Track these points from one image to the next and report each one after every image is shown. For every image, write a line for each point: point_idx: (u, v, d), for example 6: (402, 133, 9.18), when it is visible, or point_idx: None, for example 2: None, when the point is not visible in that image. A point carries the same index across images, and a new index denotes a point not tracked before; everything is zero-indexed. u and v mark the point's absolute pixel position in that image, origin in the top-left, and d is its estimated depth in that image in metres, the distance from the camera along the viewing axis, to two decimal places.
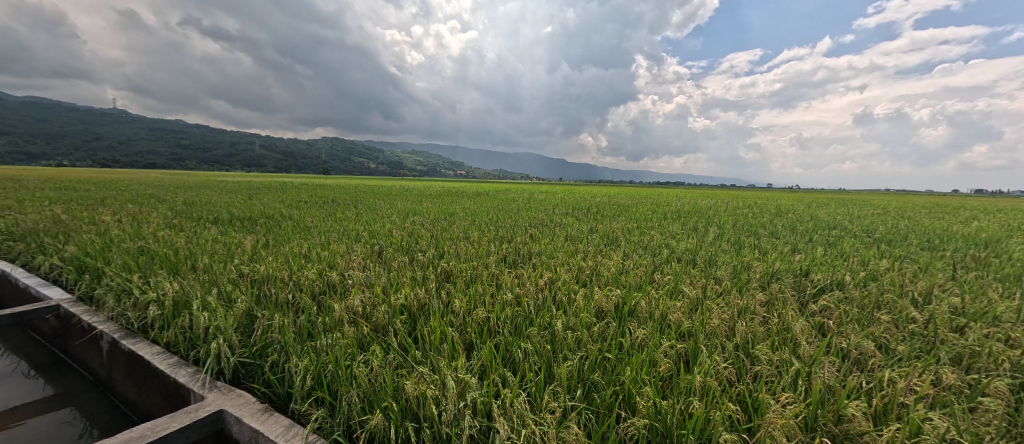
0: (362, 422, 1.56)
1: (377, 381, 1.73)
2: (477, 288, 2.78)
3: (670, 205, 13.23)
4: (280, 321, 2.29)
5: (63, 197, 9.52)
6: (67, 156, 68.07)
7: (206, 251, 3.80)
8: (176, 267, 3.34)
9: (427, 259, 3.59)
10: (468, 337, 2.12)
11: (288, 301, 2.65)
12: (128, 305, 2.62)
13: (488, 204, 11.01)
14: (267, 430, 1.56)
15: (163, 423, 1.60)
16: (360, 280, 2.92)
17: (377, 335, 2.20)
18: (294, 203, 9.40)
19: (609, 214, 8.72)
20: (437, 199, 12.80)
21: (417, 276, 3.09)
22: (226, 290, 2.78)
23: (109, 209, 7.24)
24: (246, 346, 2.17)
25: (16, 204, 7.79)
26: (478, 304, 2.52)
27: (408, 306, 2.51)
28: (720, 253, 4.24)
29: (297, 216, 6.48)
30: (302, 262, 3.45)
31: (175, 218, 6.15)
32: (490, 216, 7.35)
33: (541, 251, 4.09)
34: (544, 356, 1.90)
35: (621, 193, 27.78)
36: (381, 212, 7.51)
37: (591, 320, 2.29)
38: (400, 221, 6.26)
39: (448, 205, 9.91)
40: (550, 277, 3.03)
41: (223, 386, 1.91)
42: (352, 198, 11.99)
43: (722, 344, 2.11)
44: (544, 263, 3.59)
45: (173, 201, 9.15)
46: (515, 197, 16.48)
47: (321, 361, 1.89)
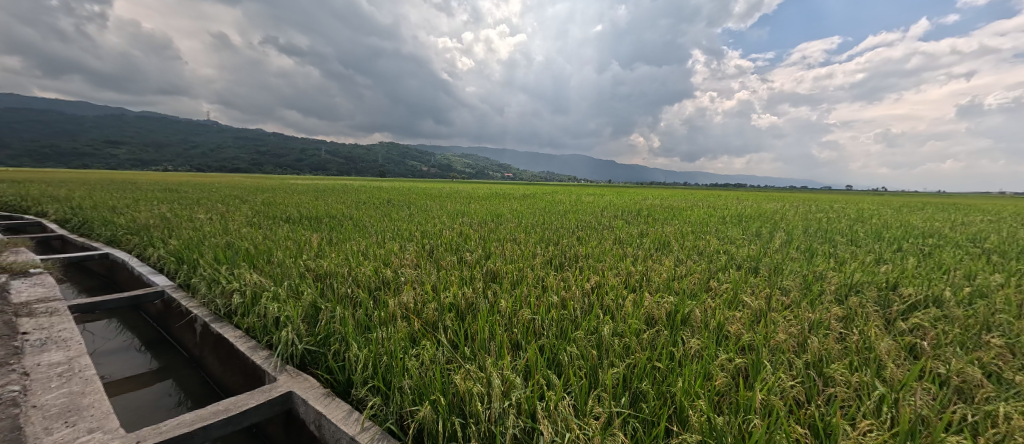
0: (412, 412, 1.64)
1: (427, 375, 1.80)
2: (523, 289, 2.79)
3: (729, 208, 12.30)
4: (341, 314, 2.47)
5: (167, 198, 11.06)
6: (172, 163, 78.89)
7: (280, 247, 4.21)
8: (255, 261, 3.73)
9: (474, 259, 3.68)
10: (514, 337, 2.14)
11: (348, 294, 2.85)
12: (218, 293, 2.99)
13: (535, 206, 11.01)
14: (329, 413, 1.69)
15: (243, 399, 1.81)
16: (412, 278, 3.07)
17: (427, 330, 2.29)
18: (354, 204, 10.09)
19: (662, 218, 8.33)
20: (484, 201, 13.04)
21: (464, 276, 3.18)
22: (295, 284, 3.06)
23: (202, 208, 8.32)
24: (312, 334, 2.36)
25: (134, 203, 9.19)
26: (524, 305, 2.54)
27: (456, 305, 2.59)
28: (786, 262, 3.88)
29: (356, 216, 6.96)
30: (361, 259, 3.70)
31: (254, 217, 6.89)
32: (536, 218, 7.36)
33: (587, 254, 4.02)
34: (591, 361, 1.86)
35: (676, 196, 26.39)
36: (432, 214, 7.82)
37: (640, 327, 2.21)
38: (449, 222, 6.48)
39: (495, 207, 10.07)
40: (596, 281, 2.97)
41: (292, 370, 2.10)
42: (406, 200, 12.62)
43: (790, 361, 1.93)
44: (591, 266, 3.52)
45: (253, 202, 10.26)
46: (562, 199, 16.35)
47: (376, 352, 2.02)
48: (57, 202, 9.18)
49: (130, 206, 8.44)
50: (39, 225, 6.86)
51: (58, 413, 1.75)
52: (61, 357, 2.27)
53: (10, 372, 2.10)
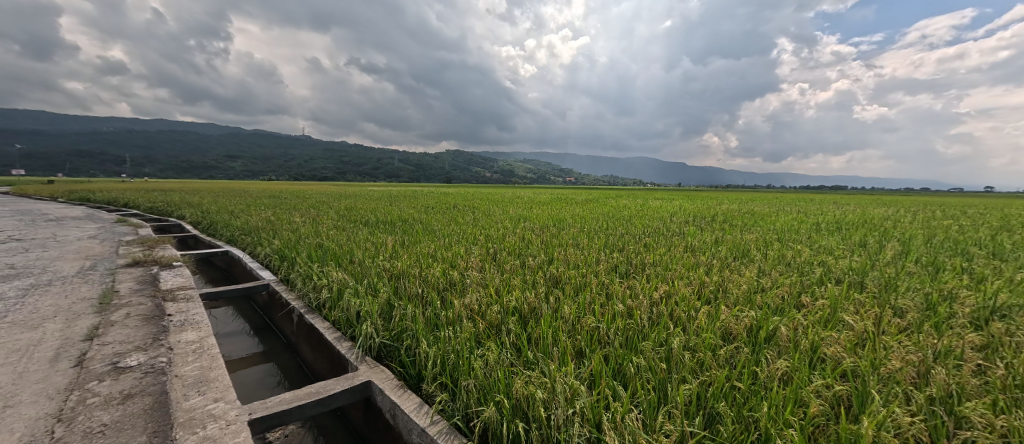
0: (478, 412, 1.68)
1: (491, 376, 1.84)
2: (586, 296, 2.73)
3: (826, 214, 10.79)
4: (412, 312, 2.65)
5: (272, 204, 12.78)
6: (273, 173, 91.11)
7: (361, 248, 4.63)
8: (340, 260, 4.15)
9: (537, 264, 3.70)
10: (577, 344, 2.10)
11: (418, 294, 3.04)
12: (311, 288, 3.38)
13: (599, 211, 10.73)
14: (402, 404, 1.81)
15: (330, 385, 2.02)
16: (477, 280, 3.18)
17: (491, 332, 2.36)
18: (422, 209, 10.74)
19: (741, 224, 7.61)
20: (547, 205, 13.03)
21: (527, 280, 3.20)
22: (373, 282, 3.34)
23: (299, 213, 9.45)
24: (387, 330, 2.55)
25: (247, 208, 10.79)
26: (587, 312, 2.49)
27: (519, 308, 2.62)
28: (902, 277, 3.31)
29: (426, 221, 7.40)
30: (430, 261, 3.92)
31: (339, 220, 7.66)
32: (599, 223, 7.18)
33: (654, 261, 3.83)
34: (661, 375, 1.76)
35: (758, 199, 23.76)
36: (495, 218, 8.02)
37: (716, 342, 2.04)
38: (511, 226, 6.59)
39: (557, 212, 10.00)
40: (665, 291, 2.80)
41: (370, 361, 2.30)
42: (471, 205, 13.10)
43: (908, 394, 1.64)
44: (660, 275, 3.33)
45: (338, 207, 11.42)
46: (628, 204, 15.74)
47: (444, 350, 2.11)
48: (192, 207, 11.10)
49: (244, 211, 9.92)
50: (179, 227, 8.36)
51: (194, 382, 2.12)
52: (195, 336, 2.74)
53: (161, 346, 2.59)
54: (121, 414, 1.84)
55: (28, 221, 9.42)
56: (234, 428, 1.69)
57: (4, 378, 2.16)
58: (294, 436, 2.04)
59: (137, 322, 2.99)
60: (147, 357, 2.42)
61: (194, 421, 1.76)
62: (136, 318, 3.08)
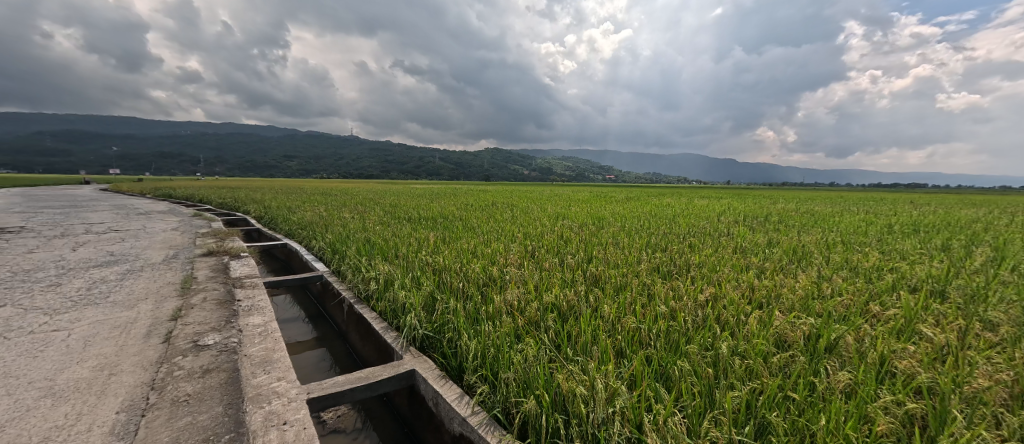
0: (517, 404, 1.71)
1: (530, 370, 1.87)
2: (627, 296, 2.68)
3: (902, 215, 9.69)
4: (454, 306, 2.73)
5: (324, 201, 13.64)
6: (324, 172, 97.16)
7: (405, 243, 4.84)
8: (386, 254, 4.36)
9: (576, 262, 3.68)
10: (617, 344, 2.08)
11: (460, 288, 3.13)
12: (360, 280, 3.58)
13: (641, 209, 10.40)
14: (444, 394, 1.89)
15: (378, 371, 2.15)
16: (516, 277, 3.22)
17: (531, 328, 2.38)
18: (462, 206, 10.99)
19: (799, 225, 7.04)
20: (586, 204, 12.83)
21: (566, 278, 3.19)
22: (417, 275, 3.48)
23: (348, 209, 10.03)
24: (430, 322, 2.65)
25: (302, 205, 11.61)
26: (628, 312, 2.44)
27: (558, 305, 2.62)
28: (994, 287, 2.91)
29: (465, 218, 7.57)
30: (470, 257, 4.01)
31: (385, 216, 8.03)
32: (641, 222, 6.97)
33: (700, 262, 3.67)
34: (706, 380, 1.70)
35: (819, 199, 21.89)
36: (533, 216, 8.03)
37: (768, 349, 1.93)
38: (550, 224, 6.57)
39: (597, 210, 9.81)
40: (712, 293, 2.68)
41: (414, 351, 2.41)
42: (509, 202, 13.18)
43: (998, 418, 1.45)
44: (706, 276, 3.19)
45: (384, 204, 11.97)
46: (672, 202, 15.10)
47: (484, 344, 2.17)
48: (256, 203, 12.13)
49: (300, 207, 10.68)
50: (245, 220, 9.17)
51: (260, 361, 2.33)
52: (260, 320, 3.01)
53: (232, 327, 2.87)
54: (201, 386, 2.07)
55: (124, 214, 10.77)
56: (295, 405, 1.85)
57: (109, 350, 2.50)
58: (346, 418, 2.19)
59: (213, 305, 3.34)
60: (221, 337, 2.70)
61: (261, 397, 1.94)
62: (211, 302, 3.44)
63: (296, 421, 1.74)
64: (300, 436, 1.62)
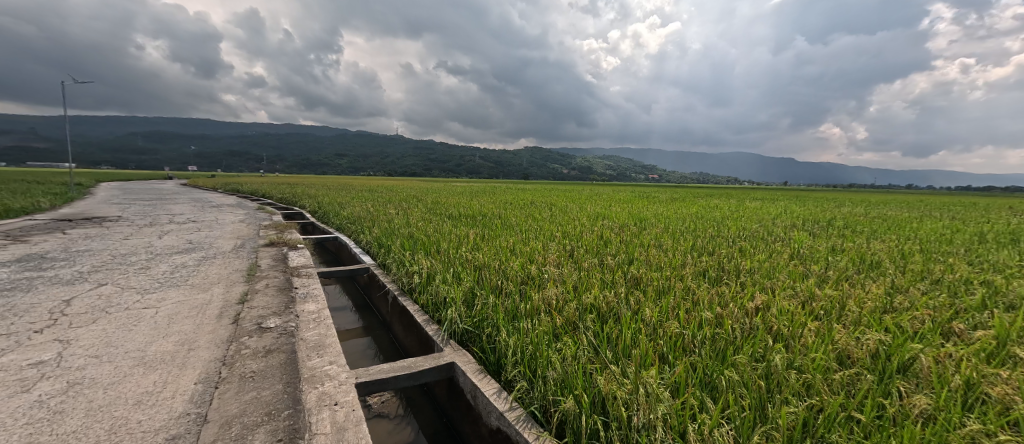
0: (555, 403, 1.71)
1: (569, 370, 1.87)
2: (670, 300, 2.59)
3: (1001, 223, 8.46)
4: (493, 303, 2.78)
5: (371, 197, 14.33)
6: (370, 169, 102.12)
7: (446, 239, 4.98)
8: (428, 249, 4.51)
9: (616, 263, 3.60)
10: (658, 348, 2.01)
11: (499, 285, 3.18)
12: (404, 274, 3.74)
13: (687, 211, 9.92)
14: (482, 388, 1.93)
15: (419, 361, 2.24)
16: (555, 276, 3.21)
17: (569, 327, 2.37)
18: (501, 205, 11.09)
19: (869, 231, 6.39)
20: (627, 204, 12.47)
21: (606, 279, 3.14)
22: (457, 271, 3.57)
23: (393, 205, 10.47)
24: (469, 316, 2.71)
25: (351, 201, 12.28)
26: (671, 317, 2.36)
27: (597, 307, 2.59)
28: None
29: (504, 216, 7.63)
30: (508, 255, 4.05)
31: (427, 213, 8.30)
32: (687, 224, 6.65)
33: (752, 268, 3.45)
34: (758, 393, 1.61)
35: (893, 202, 19.71)
36: (573, 215, 7.93)
37: (829, 365, 1.78)
38: (590, 224, 6.46)
39: (639, 211, 9.50)
40: (764, 301, 2.51)
41: (454, 344, 2.48)
42: (548, 201, 13.09)
43: None
44: (757, 283, 3.00)
45: (426, 201, 12.37)
46: (722, 204, 14.25)
47: (523, 341, 2.19)
48: (310, 199, 12.99)
49: (349, 203, 11.31)
50: (301, 214, 9.88)
51: (314, 345, 2.51)
52: (314, 307, 3.24)
53: (290, 313, 3.12)
54: (264, 365, 2.28)
55: (201, 207, 12.02)
56: (345, 387, 1.98)
57: (189, 327, 2.81)
58: (389, 404, 2.31)
59: (274, 292, 3.65)
60: (281, 321, 2.94)
61: (315, 378, 2.10)
62: (273, 288, 3.75)
63: (346, 402, 1.86)
64: (349, 417, 1.74)
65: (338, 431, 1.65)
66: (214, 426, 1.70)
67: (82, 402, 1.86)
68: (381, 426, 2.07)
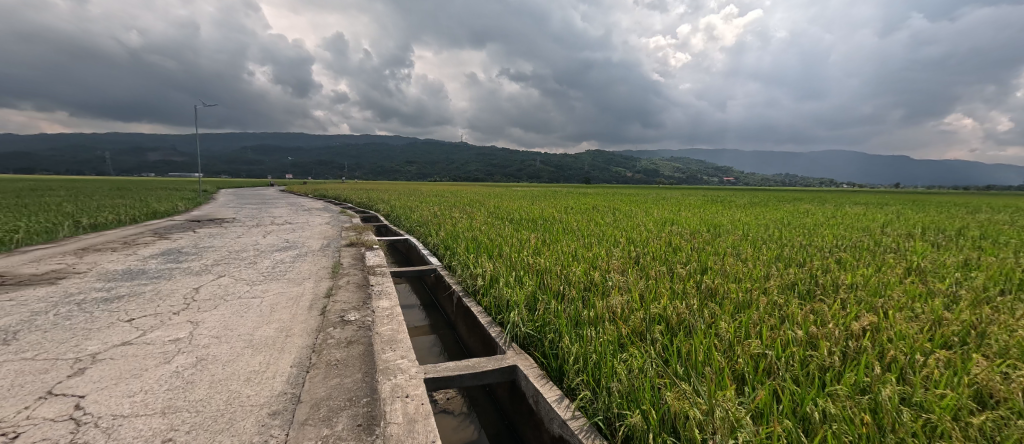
0: (621, 417, 1.64)
1: (635, 383, 1.78)
2: (751, 315, 2.36)
3: None
4: (556, 309, 2.76)
5: (437, 202, 15.09)
6: (436, 175, 107.84)
7: (508, 243, 5.06)
8: (490, 253, 4.63)
9: (687, 272, 3.37)
10: (737, 368, 1.83)
11: (561, 290, 3.15)
12: (469, 277, 3.88)
13: (772, 217, 8.93)
14: (544, 393, 1.92)
15: (483, 362, 2.30)
16: (620, 284, 3.09)
17: (635, 338, 2.27)
18: (563, 209, 10.97)
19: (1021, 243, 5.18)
20: (700, 209, 11.57)
21: (675, 289, 2.94)
22: (520, 275, 3.62)
23: (458, 209, 10.92)
24: (531, 321, 2.72)
25: (420, 205, 13.06)
26: (752, 334, 2.14)
27: (666, 317, 2.44)
28: None
29: (566, 220, 7.56)
30: (571, 260, 4.00)
31: (489, 217, 8.53)
32: (771, 231, 5.99)
33: (854, 283, 3.00)
34: (862, 430, 1.39)
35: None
36: (638, 221, 7.60)
37: (962, 405, 1.47)
38: (657, 230, 6.14)
39: (714, 216, 8.78)
40: (872, 323, 2.16)
41: (516, 348, 2.50)
42: (612, 205, 12.67)
43: None
44: (862, 301, 2.60)
45: (488, 205, 12.69)
46: (815, 208, 12.59)
47: (587, 349, 2.14)
48: (384, 203, 14.07)
49: (418, 207, 12.02)
50: (376, 217, 10.75)
51: (388, 340, 2.72)
52: (388, 304, 3.50)
53: (368, 308, 3.40)
54: (346, 354, 2.51)
55: (295, 210, 13.67)
56: (416, 381, 2.12)
57: (286, 316, 3.21)
58: (454, 401, 2.40)
59: (354, 288, 4.01)
60: (360, 315, 3.23)
61: (390, 370, 2.26)
62: (353, 285, 4.13)
63: (416, 395, 1.97)
64: (419, 410, 1.85)
65: (409, 422, 1.76)
66: (306, 406, 1.91)
67: (206, 375, 2.22)
68: (447, 421, 2.17)
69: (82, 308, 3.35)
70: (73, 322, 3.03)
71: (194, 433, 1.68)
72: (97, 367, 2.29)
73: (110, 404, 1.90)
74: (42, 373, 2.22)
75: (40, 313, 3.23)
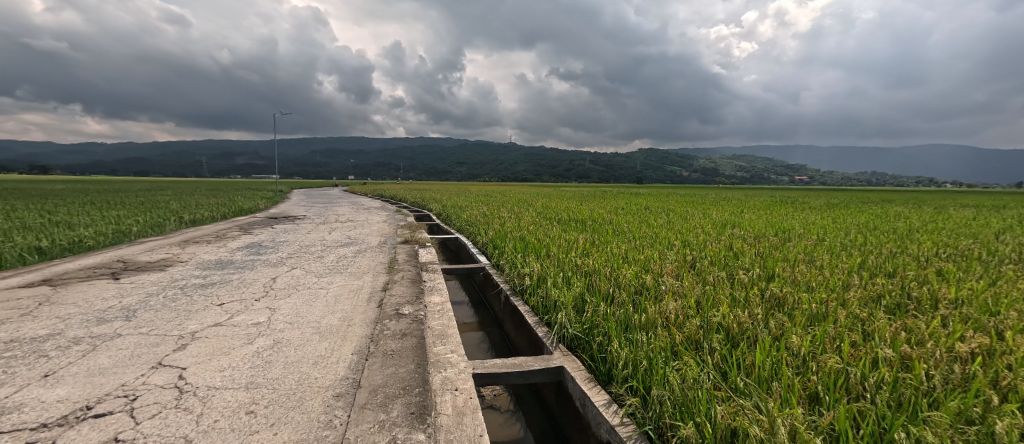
0: (673, 428, 1.56)
1: (688, 393, 1.69)
2: (828, 328, 2.12)
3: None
4: (604, 312, 2.69)
5: (486, 202, 15.37)
6: (485, 176, 110.06)
7: (556, 243, 5.03)
8: (538, 252, 4.64)
9: (751, 279, 3.12)
10: (809, 386, 1.65)
11: (610, 293, 3.07)
12: (516, 276, 3.92)
13: (855, 220, 7.94)
14: (592, 397, 1.89)
15: (530, 361, 2.31)
16: (673, 288, 2.94)
17: (690, 346, 2.15)
18: (613, 209, 10.65)
19: None
20: (768, 211, 10.62)
21: (736, 297, 2.74)
22: (567, 276, 3.58)
23: (506, 209, 11.05)
24: (579, 323, 2.68)
25: (469, 204, 13.41)
26: (827, 349, 1.93)
27: (725, 326, 2.29)
28: None
29: (616, 221, 7.34)
30: (620, 262, 3.89)
31: (537, 217, 8.54)
32: (854, 237, 5.33)
33: (960, 298, 2.58)
34: None
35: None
36: (695, 222, 7.16)
37: None
38: (716, 233, 5.75)
39: (783, 219, 8.01)
40: (983, 345, 1.85)
41: (563, 349, 2.48)
42: (666, 207, 12.03)
43: None
44: (971, 320, 2.23)
45: (536, 205, 12.66)
46: (912, 212, 10.96)
47: (637, 355, 2.06)
48: (436, 203, 14.63)
49: (468, 207, 12.34)
50: (429, 216, 11.22)
51: (438, 334, 2.83)
52: (439, 299, 3.64)
53: (420, 303, 3.57)
54: (401, 345, 2.66)
55: (356, 209, 14.68)
56: (465, 375, 2.18)
57: (348, 307, 3.47)
58: (500, 398, 2.44)
59: (408, 283, 4.23)
60: (413, 309, 3.40)
61: (440, 363, 2.36)
62: (407, 280, 4.35)
63: (465, 389, 2.03)
64: (467, 404, 1.90)
65: (457, 415, 1.82)
66: (365, 391, 2.06)
67: (282, 356, 2.46)
68: (494, 417, 2.21)
69: (185, 293, 3.88)
70: (178, 304, 3.53)
71: (271, 408, 1.87)
72: (196, 344, 2.65)
73: (205, 377, 2.18)
74: (154, 346, 2.61)
75: (153, 295, 3.80)
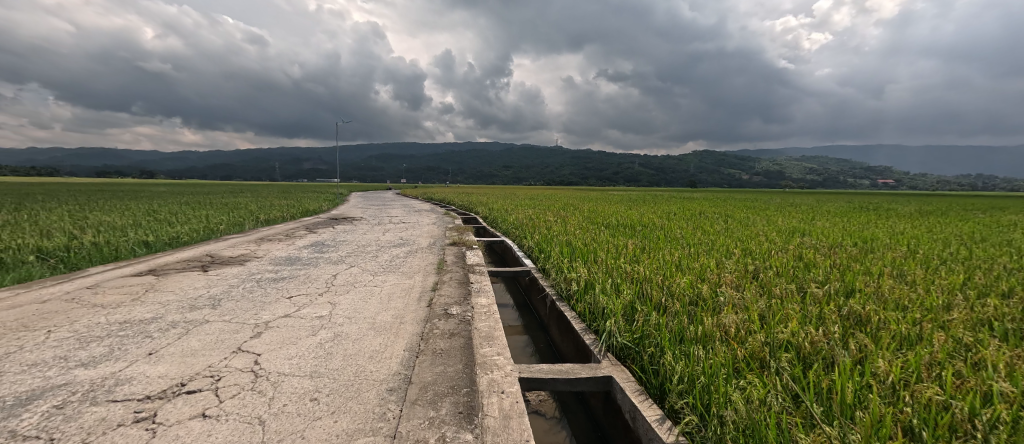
0: None
1: (755, 416, 1.55)
2: (924, 353, 1.86)
3: None
4: (656, 321, 2.57)
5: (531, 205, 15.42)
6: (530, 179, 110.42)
7: (604, 248, 4.92)
8: (585, 257, 4.56)
9: (826, 293, 2.83)
10: (904, 418, 1.45)
11: (663, 302, 2.93)
12: (563, 281, 3.87)
13: (956, 230, 6.89)
14: (643, 411, 1.81)
15: (577, 369, 2.27)
16: (734, 300, 2.74)
17: (755, 364, 1.98)
18: (664, 215, 10.19)
19: None
20: (845, 217, 9.56)
21: (809, 313, 2.48)
22: (616, 283, 3.48)
23: (552, 213, 11.00)
24: (628, 331, 2.58)
25: (515, 208, 13.52)
26: (924, 377, 1.69)
27: (794, 344, 2.09)
28: None
29: (668, 227, 7.01)
30: (674, 270, 3.70)
31: (583, 221, 8.39)
32: (958, 249, 4.61)
33: None
34: None
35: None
36: (758, 230, 6.64)
37: None
38: (782, 241, 5.29)
39: (864, 228, 7.16)
40: None
41: (612, 358, 2.40)
42: (724, 212, 11.25)
43: None
44: None
45: (582, 210, 12.44)
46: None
47: (693, 369, 1.94)
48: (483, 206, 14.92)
49: (513, 210, 12.44)
50: (475, 219, 11.46)
51: (485, 335, 2.87)
52: (485, 301, 3.69)
53: (468, 304, 3.65)
54: (449, 345, 2.73)
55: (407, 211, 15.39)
56: (511, 378, 2.19)
57: (400, 305, 3.63)
58: (546, 404, 2.41)
59: (456, 284, 4.34)
60: (461, 310, 3.48)
61: (487, 364, 2.39)
62: (455, 281, 4.48)
63: (511, 392, 2.04)
64: (514, 407, 1.90)
65: (504, 417, 1.83)
66: (415, 387, 2.14)
67: (341, 349, 2.64)
68: (539, 422, 2.20)
69: (260, 285, 4.31)
70: (254, 296, 3.91)
71: (332, 396, 2.01)
72: (268, 332, 2.92)
73: (276, 363, 2.39)
74: (235, 332, 2.91)
75: (234, 286, 4.26)
